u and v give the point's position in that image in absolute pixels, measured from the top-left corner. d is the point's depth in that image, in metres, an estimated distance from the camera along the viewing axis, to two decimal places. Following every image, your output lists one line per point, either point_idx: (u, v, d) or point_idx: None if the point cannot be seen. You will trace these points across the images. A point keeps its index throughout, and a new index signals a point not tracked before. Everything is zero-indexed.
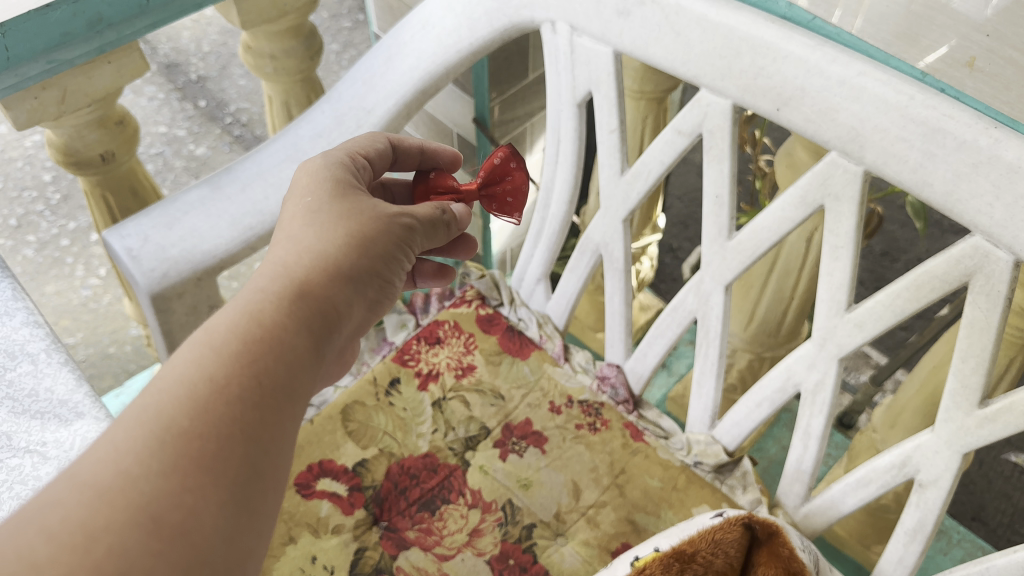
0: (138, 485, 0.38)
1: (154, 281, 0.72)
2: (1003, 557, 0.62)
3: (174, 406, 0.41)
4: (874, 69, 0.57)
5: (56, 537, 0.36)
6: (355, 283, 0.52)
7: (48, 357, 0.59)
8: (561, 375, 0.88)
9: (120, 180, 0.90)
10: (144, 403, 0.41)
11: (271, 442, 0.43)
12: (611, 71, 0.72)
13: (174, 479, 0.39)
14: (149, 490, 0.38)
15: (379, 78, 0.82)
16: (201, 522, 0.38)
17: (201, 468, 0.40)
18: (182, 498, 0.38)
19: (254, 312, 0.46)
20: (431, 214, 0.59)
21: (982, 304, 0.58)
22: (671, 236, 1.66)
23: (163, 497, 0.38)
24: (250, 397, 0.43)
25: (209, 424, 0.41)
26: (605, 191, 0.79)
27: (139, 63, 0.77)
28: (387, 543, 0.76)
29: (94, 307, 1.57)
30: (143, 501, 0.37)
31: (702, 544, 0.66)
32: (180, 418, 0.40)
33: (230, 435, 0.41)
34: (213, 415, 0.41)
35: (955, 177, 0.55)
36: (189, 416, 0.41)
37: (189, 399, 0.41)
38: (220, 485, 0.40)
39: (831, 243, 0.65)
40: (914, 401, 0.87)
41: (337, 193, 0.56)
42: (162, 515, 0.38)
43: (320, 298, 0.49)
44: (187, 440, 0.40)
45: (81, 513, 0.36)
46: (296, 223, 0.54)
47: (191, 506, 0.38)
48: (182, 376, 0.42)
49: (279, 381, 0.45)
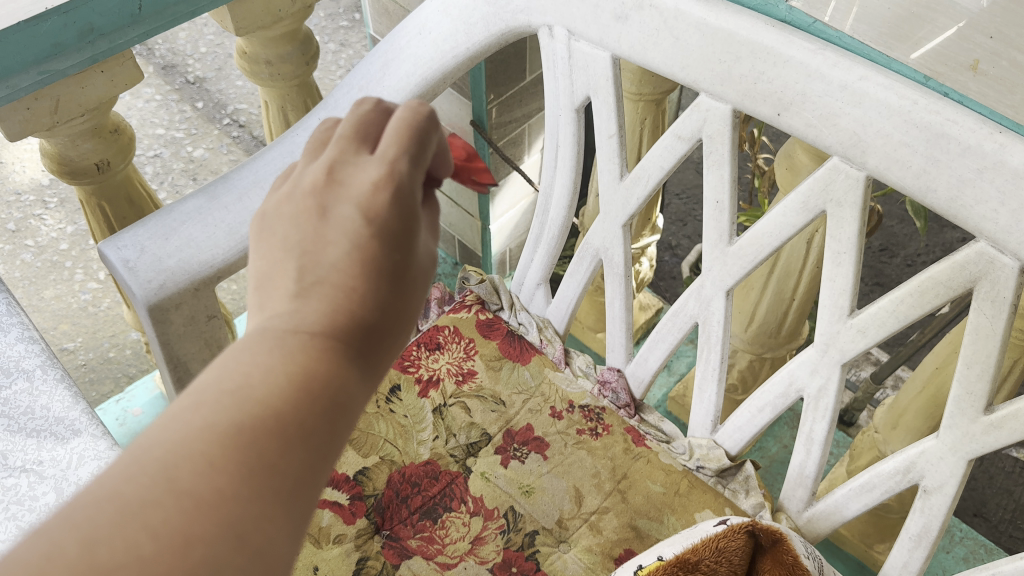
0: (228, 504, 0.29)
1: (151, 291, 0.72)
2: (1009, 564, 0.62)
3: (263, 418, 0.32)
4: (875, 73, 0.56)
5: (157, 537, 0.28)
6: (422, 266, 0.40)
7: (43, 374, 0.59)
8: (561, 380, 0.88)
9: (116, 189, 0.89)
10: (228, 405, 0.32)
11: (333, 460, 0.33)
12: (609, 75, 0.71)
13: (263, 500, 0.30)
14: (242, 513, 0.30)
15: (377, 83, 0.81)
16: (284, 556, 0.30)
17: (291, 488, 0.31)
18: (267, 522, 0.30)
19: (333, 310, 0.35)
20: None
21: (987, 310, 0.57)
22: (670, 233, 1.66)
23: (254, 520, 0.30)
24: (351, 413, 0.35)
25: (308, 441, 0.32)
26: (605, 196, 0.79)
27: (134, 71, 0.76)
28: (389, 551, 0.75)
29: (94, 312, 1.54)
30: (235, 521, 0.29)
31: (705, 552, 0.65)
32: (274, 431, 0.32)
33: (328, 454, 0.33)
34: (310, 433, 0.33)
35: (959, 183, 0.54)
36: (281, 432, 0.32)
37: (279, 414, 0.32)
38: (307, 515, 0.32)
39: (833, 248, 0.64)
40: (916, 402, 0.87)
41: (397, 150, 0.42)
42: (249, 538, 0.29)
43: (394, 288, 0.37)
44: (277, 469, 0.31)
45: (179, 517, 0.29)
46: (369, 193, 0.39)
47: (276, 535, 0.30)
48: (274, 382, 0.33)
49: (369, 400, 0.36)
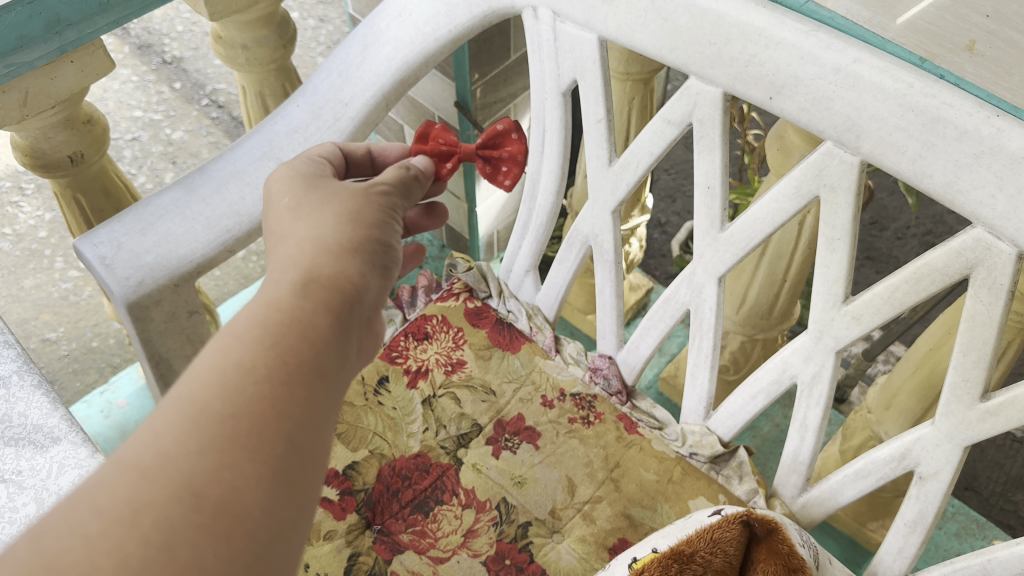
0: (176, 463, 0.36)
1: (130, 288, 0.70)
2: (1005, 550, 0.62)
3: (204, 391, 0.38)
4: (870, 55, 0.54)
5: (113, 508, 0.34)
6: (363, 256, 0.49)
7: (19, 380, 0.57)
8: (552, 368, 0.87)
9: (91, 181, 0.87)
10: (173, 392, 0.39)
11: (304, 417, 0.40)
12: (596, 58, 0.69)
13: (212, 456, 0.36)
14: (190, 471, 0.36)
15: (357, 68, 0.79)
16: (241, 499, 0.36)
17: (238, 444, 0.37)
18: (220, 472, 0.36)
19: (271, 300, 0.43)
20: (398, 175, 0.56)
21: (985, 297, 0.56)
22: (659, 210, 1.65)
23: (203, 474, 0.36)
24: (281, 379, 0.40)
25: (242, 403, 0.38)
26: (593, 181, 0.77)
27: (104, 61, 0.73)
28: (381, 547, 0.75)
29: (75, 300, 1.51)
30: (183, 478, 0.35)
31: (700, 544, 0.65)
32: (211, 400, 0.38)
33: (265, 411, 0.39)
34: (242, 394, 0.38)
35: (955, 167, 0.53)
36: (222, 397, 0.38)
37: (218, 384, 0.39)
38: (259, 459, 0.37)
39: (827, 235, 0.63)
40: (909, 383, 0.86)
41: (311, 185, 0.54)
42: (201, 489, 0.35)
43: (329, 280, 0.46)
44: (223, 425, 0.37)
45: (127, 490, 0.34)
46: (285, 221, 0.51)
47: (230, 483, 0.36)
48: (209, 362, 0.40)
49: (306, 358, 0.41)
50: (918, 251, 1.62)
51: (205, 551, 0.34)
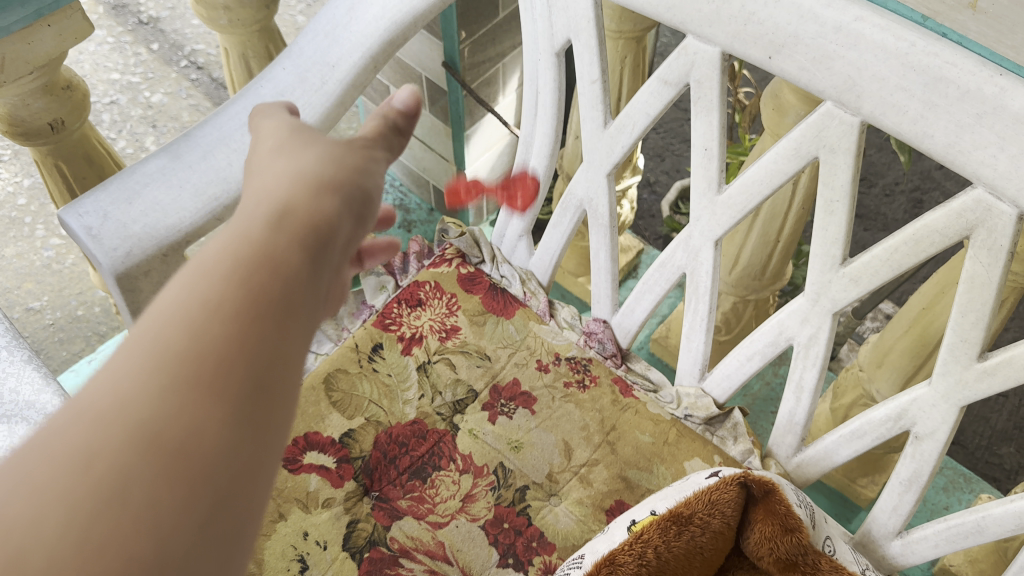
0: (196, 306, 0.31)
1: (118, 260, 0.68)
2: (999, 507, 0.62)
3: (224, 253, 0.34)
4: (872, 13, 0.53)
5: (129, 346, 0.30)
6: (358, 179, 0.45)
7: (9, 355, 0.56)
8: (547, 332, 0.87)
9: (73, 148, 0.84)
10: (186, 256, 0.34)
11: (320, 309, 0.36)
12: (591, 16, 0.68)
13: (231, 308, 0.32)
14: (211, 316, 0.31)
15: (344, 29, 0.77)
16: (266, 358, 0.32)
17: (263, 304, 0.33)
18: (244, 322, 0.32)
19: (281, 198, 0.40)
20: (379, 124, 0.52)
21: (984, 258, 0.56)
22: (648, 170, 1.64)
23: (224, 321, 0.31)
24: (301, 258, 0.36)
25: (262, 271, 0.34)
26: (587, 143, 0.76)
27: (84, 23, 0.70)
28: (379, 513, 0.75)
29: (58, 269, 1.45)
30: (203, 322, 0.31)
31: (698, 505, 0.65)
32: (231, 262, 0.34)
33: (286, 282, 0.34)
34: (261, 261, 0.35)
35: (957, 128, 0.53)
36: (240, 262, 0.34)
37: (237, 248, 0.35)
38: (281, 321, 0.33)
39: (826, 196, 0.62)
40: (901, 342, 0.87)
41: (298, 126, 0.50)
42: (220, 338, 0.31)
43: (332, 189, 0.43)
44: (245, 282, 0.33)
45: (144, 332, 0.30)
46: (273, 150, 0.47)
47: (254, 337, 0.32)
48: (225, 237, 0.36)
49: (320, 250, 0.38)
50: (905, 207, 1.62)
51: (225, 400, 0.30)
